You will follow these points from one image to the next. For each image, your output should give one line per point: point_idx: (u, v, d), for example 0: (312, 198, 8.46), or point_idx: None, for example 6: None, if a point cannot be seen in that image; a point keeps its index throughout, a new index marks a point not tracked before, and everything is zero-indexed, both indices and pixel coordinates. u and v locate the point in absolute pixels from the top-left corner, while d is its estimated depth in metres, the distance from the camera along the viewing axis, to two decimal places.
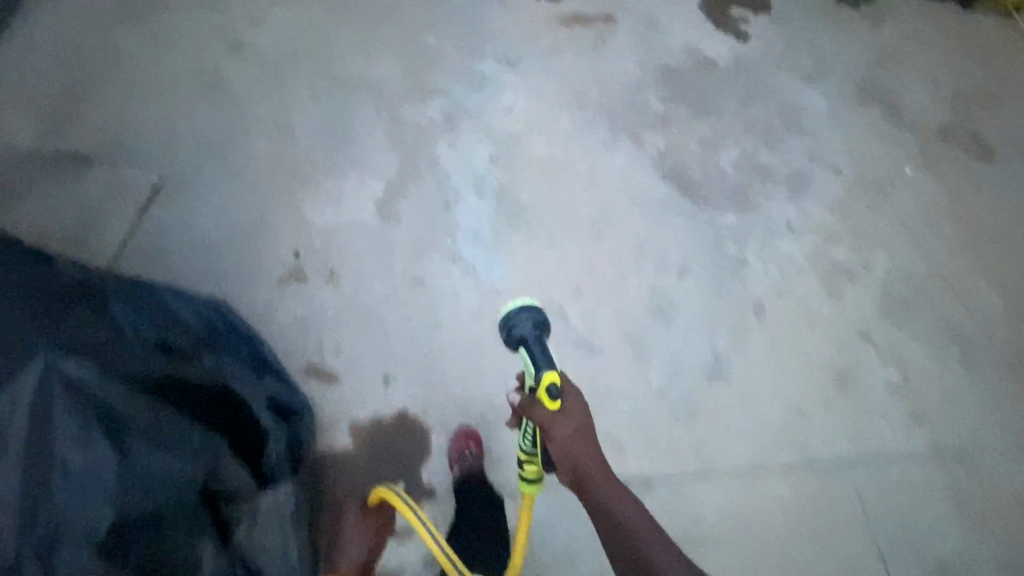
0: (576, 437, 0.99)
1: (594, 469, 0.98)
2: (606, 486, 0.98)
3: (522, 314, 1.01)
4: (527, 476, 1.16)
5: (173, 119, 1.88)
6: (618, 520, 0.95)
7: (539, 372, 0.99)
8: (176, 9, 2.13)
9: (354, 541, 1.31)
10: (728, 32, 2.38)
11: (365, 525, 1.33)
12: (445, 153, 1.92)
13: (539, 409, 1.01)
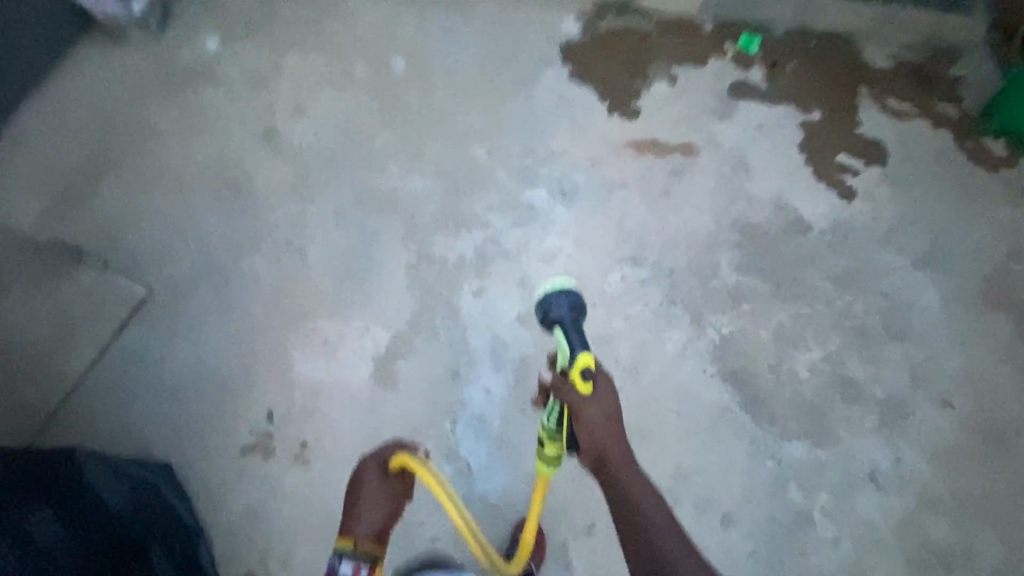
0: (607, 425, 0.96)
1: (620, 458, 0.97)
2: (626, 468, 0.97)
3: (561, 293, 0.97)
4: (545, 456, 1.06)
5: (182, 218, 1.72)
6: (637, 508, 0.95)
7: (575, 352, 0.95)
8: (225, 86, 2.02)
9: (371, 506, 1.21)
10: (832, 187, 2.02)
11: (384, 486, 1.25)
12: (467, 302, 1.65)
13: (570, 391, 0.96)
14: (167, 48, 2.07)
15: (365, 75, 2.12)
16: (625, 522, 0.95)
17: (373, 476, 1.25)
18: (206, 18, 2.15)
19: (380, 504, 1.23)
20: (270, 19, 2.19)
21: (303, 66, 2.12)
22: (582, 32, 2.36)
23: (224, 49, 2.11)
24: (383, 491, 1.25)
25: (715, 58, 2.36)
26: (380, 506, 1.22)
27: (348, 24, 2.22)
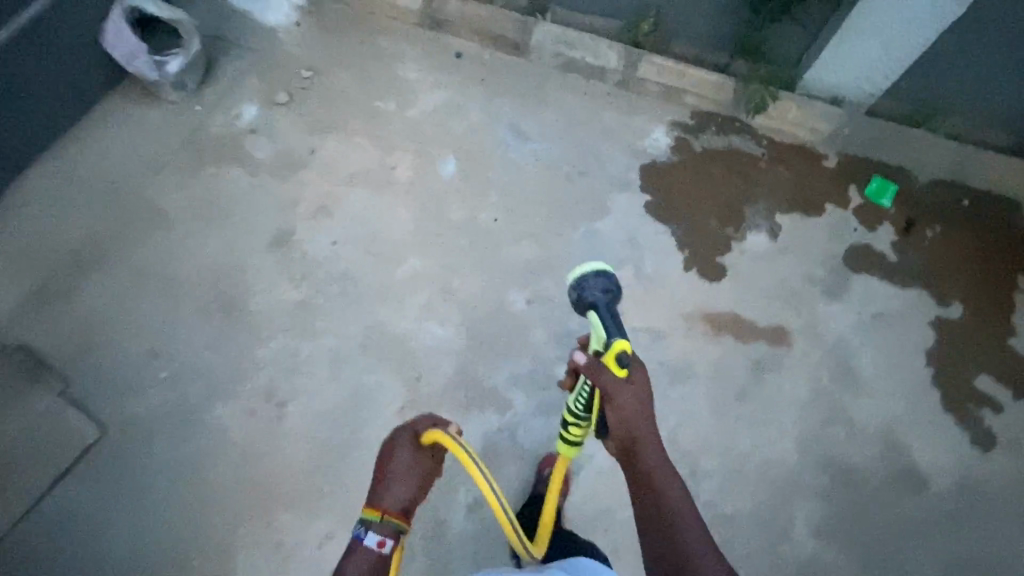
0: (639, 408, 0.89)
1: (652, 449, 0.90)
2: (659, 466, 0.89)
3: (596, 277, 0.93)
4: (568, 438, 1.09)
5: (159, 336, 1.49)
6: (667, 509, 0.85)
7: (611, 339, 0.91)
8: (250, 167, 1.79)
9: (404, 479, 1.06)
10: (959, 425, 1.57)
11: (413, 461, 1.07)
12: (463, 517, 1.41)
13: (602, 374, 0.90)
14: (200, 112, 1.86)
15: (407, 173, 1.83)
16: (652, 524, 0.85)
17: (403, 444, 1.08)
18: (251, 84, 1.95)
19: (409, 477, 1.06)
20: (319, 92, 1.96)
21: (342, 151, 1.85)
22: (672, 150, 1.97)
23: (260, 119, 1.88)
24: (413, 464, 1.07)
25: (832, 206, 1.91)
26: (410, 480, 1.06)
27: (403, 110, 1.96)
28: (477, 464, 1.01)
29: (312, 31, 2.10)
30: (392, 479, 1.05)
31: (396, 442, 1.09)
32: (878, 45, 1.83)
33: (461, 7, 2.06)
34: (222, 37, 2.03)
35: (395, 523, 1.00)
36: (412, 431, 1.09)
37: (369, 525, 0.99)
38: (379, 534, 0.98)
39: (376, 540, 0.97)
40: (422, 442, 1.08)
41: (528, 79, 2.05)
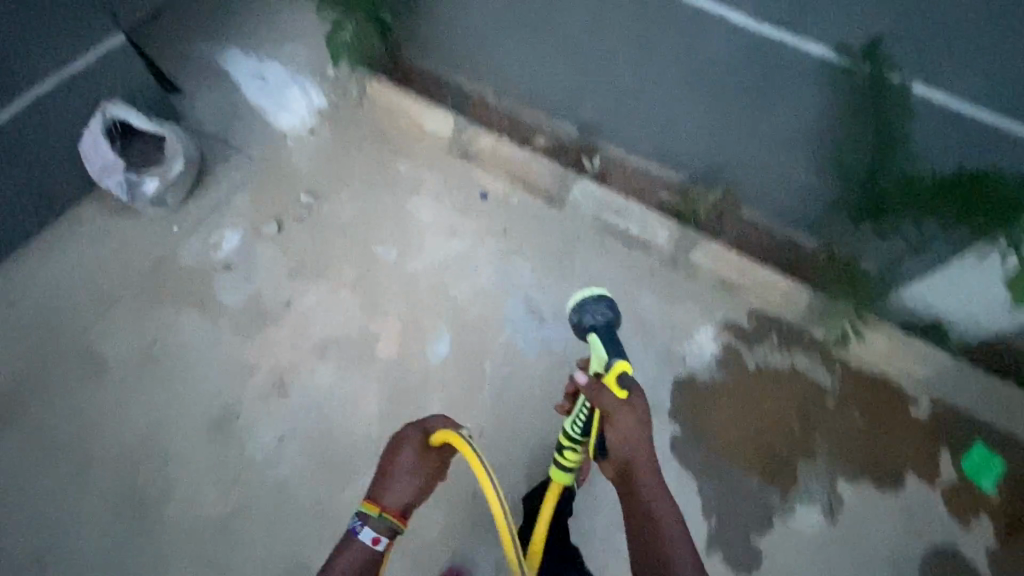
0: (637, 431, 1.01)
1: (646, 466, 1.02)
2: (652, 484, 1.02)
3: (596, 304, 1.16)
4: (562, 463, 1.19)
5: (63, 543, 1.29)
6: (655, 527, 0.98)
7: (610, 361, 1.08)
8: (211, 315, 1.51)
9: (402, 480, 1.05)
10: None
11: (416, 463, 1.07)
12: None
13: (603, 396, 1.03)
14: (174, 235, 1.62)
15: (390, 350, 1.51)
16: (643, 537, 0.98)
17: (410, 443, 1.07)
18: (241, 203, 1.70)
19: (413, 475, 1.07)
20: (314, 223, 1.69)
21: (321, 308, 1.55)
22: (719, 363, 1.60)
23: (240, 251, 1.62)
24: (416, 465, 1.07)
25: (915, 479, 1.49)
26: (410, 481, 1.06)
27: (405, 261, 1.65)
28: (486, 471, 0.99)
29: (326, 142, 1.84)
30: (395, 474, 1.05)
31: (403, 439, 1.08)
32: (990, 288, 1.49)
33: (495, 144, 1.77)
34: (225, 139, 1.81)
35: (390, 523, 1.01)
36: (420, 428, 1.09)
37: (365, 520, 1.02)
38: (373, 530, 1.01)
39: (370, 538, 1.00)
40: (429, 444, 1.08)
41: (560, 240, 1.72)
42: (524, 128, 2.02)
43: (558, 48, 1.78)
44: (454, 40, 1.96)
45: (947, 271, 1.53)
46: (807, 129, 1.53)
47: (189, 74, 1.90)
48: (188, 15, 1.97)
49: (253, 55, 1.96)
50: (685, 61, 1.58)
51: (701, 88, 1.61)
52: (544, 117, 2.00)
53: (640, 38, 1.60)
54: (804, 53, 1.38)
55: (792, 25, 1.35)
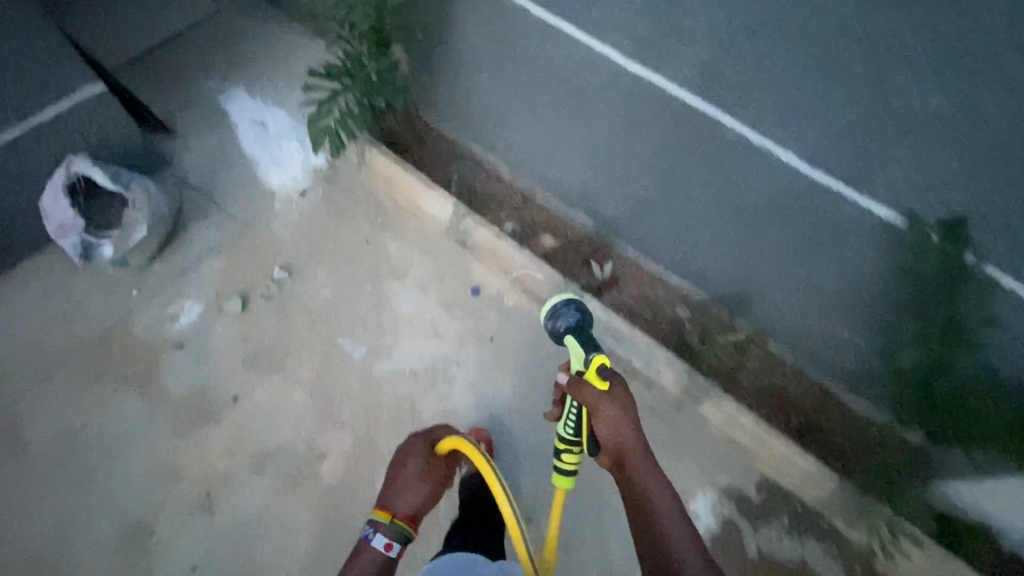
0: (620, 420, 1.02)
1: (637, 453, 1.01)
2: (646, 471, 1.00)
3: (567, 306, 1.16)
4: (562, 467, 1.13)
5: None
6: (652, 512, 0.95)
7: (589, 357, 1.09)
8: (149, 402, 1.36)
9: (412, 488, 1.12)
10: None
11: (424, 469, 1.16)
12: None
13: (585, 389, 1.05)
14: (130, 300, 1.48)
15: (336, 472, 1.33)
16: (645, 529, 0.95)
17: (419, 450, 1.18)
18: (210, 270, 1.55)
19: (423, 481, 1.15)
20: (283, 304, 1.52)
21: (269, 409, 1.39)
22: (713, 541, 1.36)
23: (197, 327, 1.47)
24: (426, 470, 1.16)
25: None
26: (419, 488, 1.13)
27: (373, 363, 1.47)
28: (494, 471, 1.07)
29: (314, 208, 1.68)
30: (403, 483, 1.12)
31: (409, 451, 1.18)
32: None
33: (492, 238, 1.57)
34: (208, 193, 1.66)
35: (400, 527, 1.05)
36: (427, 441, 1.21)
37: (377, 527, 1.05)
38: (386, 536, 1.04)
39: (383, 544, 1.02)
40: (438, 453, 1.19)
41: (550, 361, 1.51)
42: (534, 211, 1.77)
43: (580, 141, 1.55)
44: (470, 109, 1.76)
45: (1000, 485, 1.26)
46: (858, 287, 1.28)
47: (187, 117, 1.78)
48: (201, 54, 1.88)
49: (257, 100, 1.82)
50: (721, 185, 1.34)
51: (736, 216, 1.38)
52: (560, 203, 1.77)
53: (666, 154, 1.38)
54: (869, 211, 1.12)
55: (857, 178, 1.10)
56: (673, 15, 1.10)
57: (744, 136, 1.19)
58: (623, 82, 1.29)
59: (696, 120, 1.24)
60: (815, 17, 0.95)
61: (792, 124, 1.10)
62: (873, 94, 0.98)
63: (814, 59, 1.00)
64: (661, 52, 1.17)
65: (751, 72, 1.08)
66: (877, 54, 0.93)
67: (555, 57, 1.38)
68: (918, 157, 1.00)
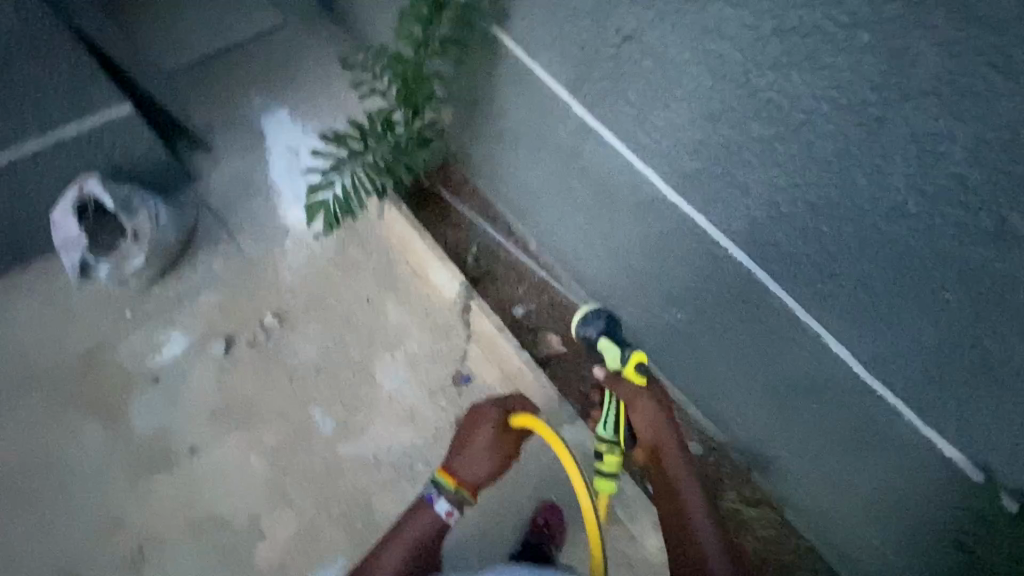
0: (656, 415, 0.98)
1: (672, 451, 0.99)
2: (678, 463, 0.99)
3: (593, 313, 1.04)
4: (603, 470, 1.03)
5: None
6: (681, 506, 0.96)
7: (626, 353, 0.99)
8: (111, 435, 1.34)
9: (479, 457, 0.93)
10: None
11: (493, 443, 0.94)
12: None
13: (622, 383, 0.99)
14: (122, 322, 1.47)
15: (270, 557, 1.25)
16: (676, 525, 0.95)
17: (491, 420, 0.96)
18: (204, 303, 1.51)
19: (491, 454, 0.94)
20: (265, 356, 1.45)
21: (223, 471, 1.33)
22: None
23: (177, 363, 1.43)
24: (495, 444, 0.94)
25: None
26: (486, 461, 0.93)
27: (339, 442, 1.37)
28: (571, 453, 0.93)
29: (322, 253, 1.59)
30: (471, 449, 0.94)
31: (482, 416, 0.97)
32: None
33: (492, 332, 1.42)
34: (223, 219, 1.62)
35: (466, 497, 0.92)
36: (503, 409, 0.98)
37: (442, 490, 0.92)
38: (448, 503, 0.91)
39: (444, 510, 0.90)
40: (510, 427, 0.96)
41: (527, 482, 1.35)
42: (553, 290, 1.56)
43: (608, 245, 1.35)
44: (500, 176, 1.57)
45: None
46: (901, 511, 1.03)
47: (223, 131, 1.73)
48: (254, 69, 1.83)
49: (297, 125, 1.74)
50: (757, 346, 1.12)
51: (773, 382, 1.14)
52: (579, 292, 1.55)
53: (700, 290, 1.16)
54: (931, 442, 0.89)
55: (922, 405, 0.87)
56: (727, 163, 0.90)
57: (792, 309, 0.97)
58: (660, 207, 1.10)
59: (737, 272, 1.03)
60: (905, 224, 0.72)
61: (854, 321, 0.88)
62: (964, 330, 0.74)
63: (895, 265, 0.77)
64: (706, 195, 0.98)
65: (812, 251, 0.86)
66: (977, 295, 0.70)
67: (594, 157, 1.19)
68: (1012, 414, 0.76)
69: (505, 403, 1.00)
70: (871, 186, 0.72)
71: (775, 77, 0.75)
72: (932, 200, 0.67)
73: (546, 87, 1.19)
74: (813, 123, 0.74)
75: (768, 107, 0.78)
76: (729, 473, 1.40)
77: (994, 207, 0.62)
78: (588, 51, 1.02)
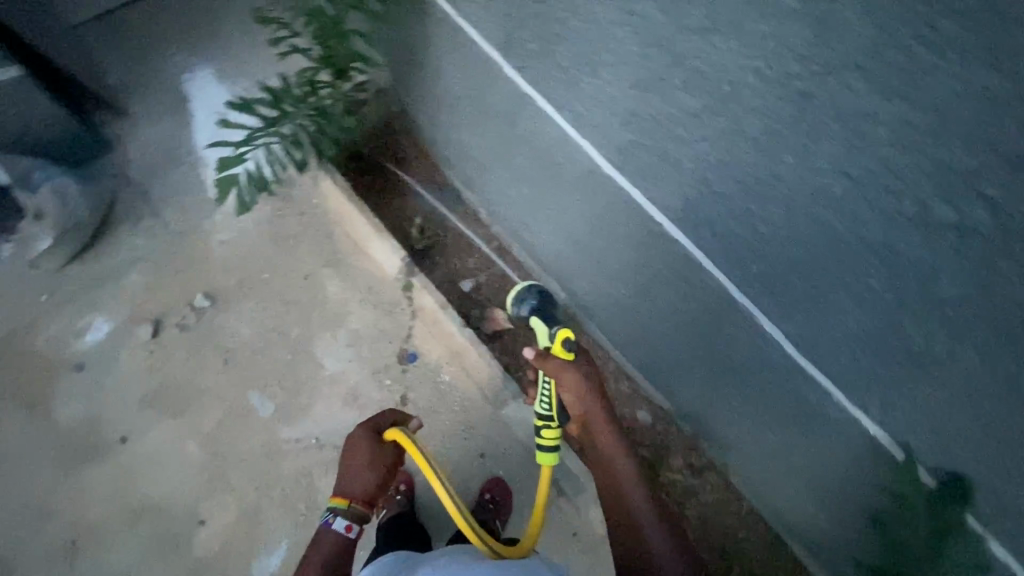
0: (586, 391, 0.94)
1: (602, 423, 0.95)
2: (612, 440, 0.95)
3: (529, 290, 1.08)
4: (543, 444, 1.01)
5: None
6: (616, 484, 0.93)
7: (553, 330, 0.99)
8: (37, 425, 1.29)
9: (358, 475, 0.95)
10: None
11: (372, 455, 0.97)
12: None
13: (551, 360, 0.95)
14: (40, 307, 1.38)
15: (210, 545, 1.23)
16: (612, 503, 0.93)
17: (364, 436, 0.98)
18: (127, 284, 1.42)
19: (373, 468, 0.96)
20: (197, 339, 1.38)
21: (156, 459, 1.29)
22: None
23: (102, 350, 1.36)
24: (372, 459, 0.97)
25: None
26: (370, 474, 0.96)
27: (278, 426, 1.33)
28: (426, 460, 0.93)
29: (254, 226, 1.48)
30: (351, 467, 0.96)
31: (354, 437, 0.99)
32: None
33: (436, 309, 1.37)
34: (143, 192, 1.50)
35: (360, 511, 0.94)
36: (373, 424, 1.00)
37: (336, 511, 0.94)
38: (345, 521, 0.93)
39: (341, 527, 0.92)
40: (386, 439, 0.99)
41: (474, 459, 1.33)
42: (505, 262, 1.50)
43: (551, 217, 1.28)
44: (443, 142, 1.48)
45: None
46: (839, 484, 1.02)
47: (139, 93, 1.58)
48: (172, 22, 1.65)
49: (223, 86, 1.59)
50: (698, 325, 1.07)
51: (712, 361, 1.11)
52: (532, 262, 1.48)
53: (643, 266, 1.10)
54: (859, 422, 0.88)
55: (852, 387, 0.85)
56: (657, 136, 0.84)
57: (729, 290, 0.94)
58: (598, 180, 1.04)
59: (676, 251, 0.99)
60: (833, 207, 0.68)
61: (787, 304, 0.85)
62: (889, 315, 0.71)
63: (826, 249, 0.73)
64: (641, 169, 0.92)
65: (744, 232, 0.82)
66: (901, 284, 0.67)
67: (531, 124, 1.11)
68: (935, 398, 0.74)
69: (378, 418, 1.03)
70: (798, 167, 0.68)
71: (702, 42, 0.68)
72: (857, 182, 0.64)
73: (478, 48, 1.10)
74: (740, 95, 0.68)
75: (694, 77, 0.72)
76: (677, 439, 1.36)
77: (917, 192, 0.59)
78: (513, 9, 0.94)
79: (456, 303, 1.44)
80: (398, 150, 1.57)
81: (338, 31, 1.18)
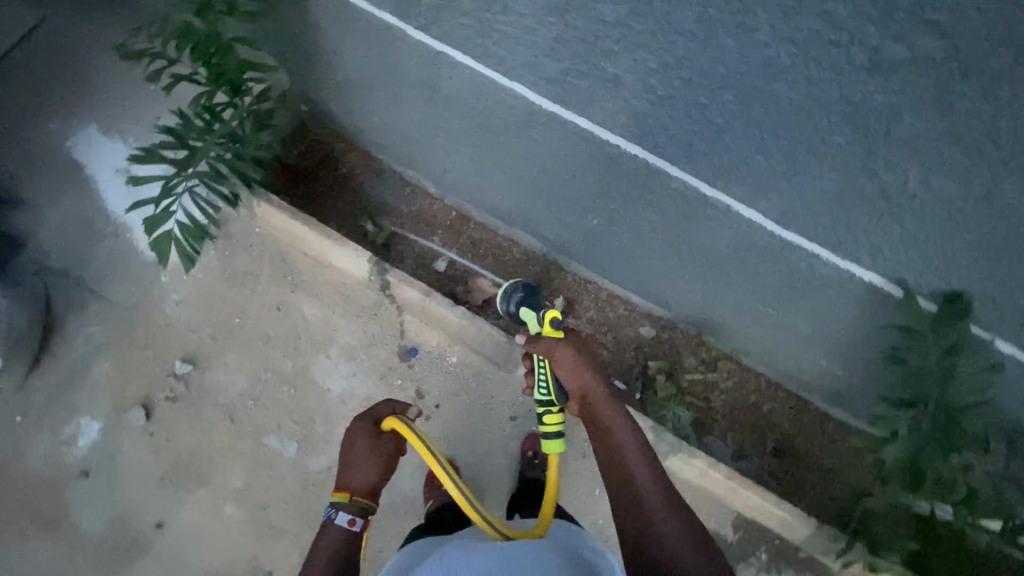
0: (580, 365, 0.93)
1: (602, 399, 0.93)
2: (615, 416, 0.91)
3: (514, 286, 1.12)
4: (547, 432, 0.97)
5: None
6: (621, 463, 0.87)
7: (541, 314, 1.00)
8: (66, 542, 1.26)
9: (358, 468, 0.96)
10: None
11: (371, 448, 0.97)
12: None
13: (540, 339, 0.95)
14: (18, 428, 1.31)
15: None
16: (616, 483, 0.86)
17: (362, 429, 0.99)
18: (98, 377, 1.34)
19: (373, 460, 0.97)
20: (191, 406, 1.33)
21: (198, 532, 1.27)
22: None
23: (99, 449, 1.30)
24: (370, 451, 0.97)
25: None
26: (369, 467, 0.96)
27: (306, 460, 1.31)
28: (427, 449, 0.93)
29: (205, 275, 1.40)
30: (349, 461, 0.97)
31: (352, 430, 0.99)
32: None
33: (422, 299, 1.34)
34: (74, 279, 1.39)
35: (363, 502, 0.95)
36: (371, 416, 1.01)
37: (339, 505, 0.94)
38: (349, 514, 0.93)
39: (344, 520, 0.92)
40: (382, 429, 0.99)
41: (505, 426, 1.35)
42: (470, 229, 1.46)
43: (501, 171, 1.24)
44: (367, 128, 1.39)
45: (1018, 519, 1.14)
46: (848, 334, 1.07)
47: (28, 177, 1.43)
48: (29, 87, 1.48)
49: (115, 140, 1.44)
50: (679, 230, 1.07)
51: (699, 260, 1.12)
52: (496, 220, 1.44)
53: (609, 191, 1.08)
54: (854, 274, 0.91)
55: (841, 244, 0.86)
56: (589, 57, 0.80)
57: (700, 189, 0.93)
58: (541, 120, 1.00)
59: (638, 166, 0.97)
60: (784, 77, 0.67)
61: (760, 186, 0.85)
62: (862, 165, 0.72)
63: (787, 121, 0.72)
64: (582, 96, 0.88)
65: (701, 128, 0.81)
66: (868, 132, 0.67)
67: (453, 84, 1.05)
68: (920, 229, 0.76)
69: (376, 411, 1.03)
70: (741, 47, 0.66)
71: None
72: (802, 46, 0.62)
73: (373, 18, 1.01)
74: None
75: None
76: (685, 342, 1.39)
77: (864, 38, 0.58)
78: None
79: (437, 285, 1.42)
80: (323, 150, 1.48)
81: (218, 43, 1.07)
